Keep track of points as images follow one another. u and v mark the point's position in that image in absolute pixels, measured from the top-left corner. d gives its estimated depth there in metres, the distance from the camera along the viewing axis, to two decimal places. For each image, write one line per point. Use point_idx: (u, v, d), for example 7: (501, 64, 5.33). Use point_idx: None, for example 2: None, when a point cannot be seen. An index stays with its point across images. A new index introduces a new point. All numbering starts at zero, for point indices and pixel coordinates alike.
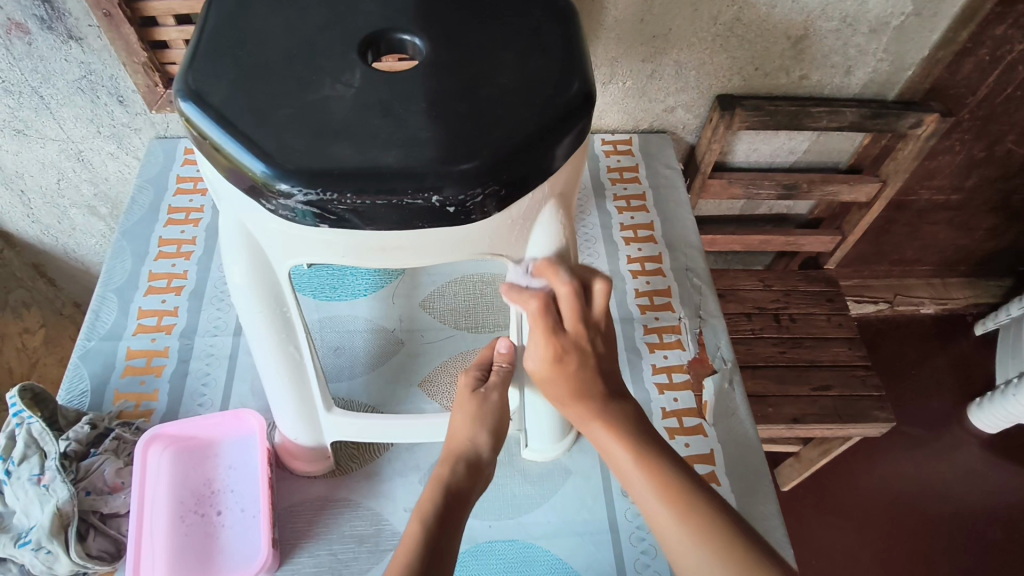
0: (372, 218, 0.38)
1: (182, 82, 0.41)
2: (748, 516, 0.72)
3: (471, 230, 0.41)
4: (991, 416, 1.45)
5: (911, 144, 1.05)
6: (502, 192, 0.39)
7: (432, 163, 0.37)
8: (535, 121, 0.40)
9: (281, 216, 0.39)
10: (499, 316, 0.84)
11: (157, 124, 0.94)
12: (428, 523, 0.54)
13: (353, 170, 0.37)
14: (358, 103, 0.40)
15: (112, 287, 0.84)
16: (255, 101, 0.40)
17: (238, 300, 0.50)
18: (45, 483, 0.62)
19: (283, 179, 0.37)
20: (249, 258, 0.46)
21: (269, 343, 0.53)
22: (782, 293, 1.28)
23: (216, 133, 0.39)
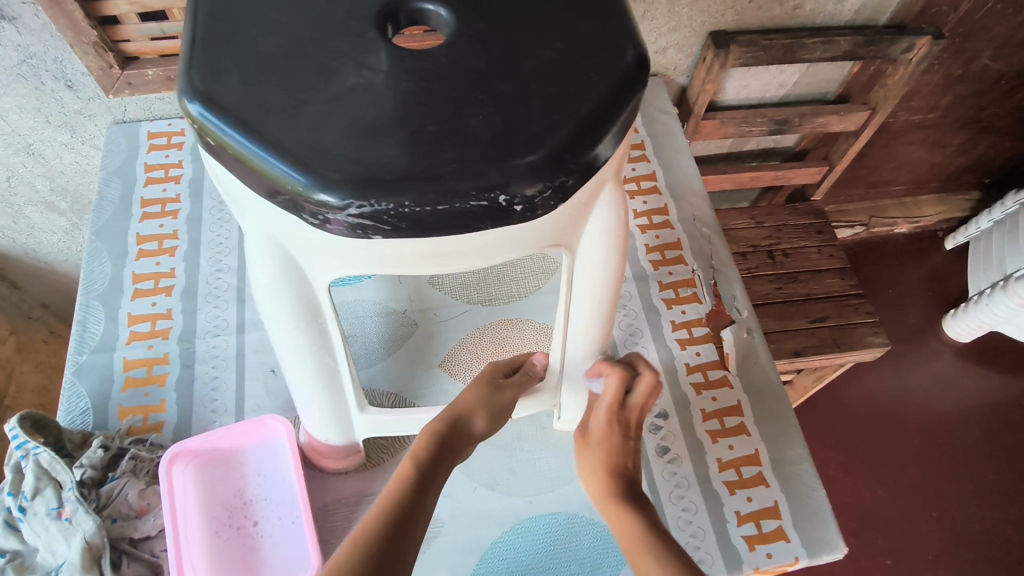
0: (429, 224, 0.35)
1: (186, 83, 0.36)
2: (780, 462, 0.73)
3: (533, 226, 0.38)
4: (966, 325, 1.45)
5: (902, 69, 1.02)
6: (569, 183, 0.35)
7: (494, 157, 0.34)
8: (593, 96, 0.36)
9: (322, 228, 0.35)
10: (511, 287, 0.82)
11: (114, 108, 0.86)
12: (402, 482, 0.53)
13: (408, 174, 0.33)
14: (395, 90, 0.35)
15: (95, 294, 0.78)
16: (276, 100, 0.35)
17: (265, 307, 0.46)
18: (67, 517, 0.59)
19: (329, 190, 0.33)
20: (279, 265, 0.42)
21: (303, 353, 0.50)
22: (774, 229, 1.29)
23: (238, 142, 0.34)
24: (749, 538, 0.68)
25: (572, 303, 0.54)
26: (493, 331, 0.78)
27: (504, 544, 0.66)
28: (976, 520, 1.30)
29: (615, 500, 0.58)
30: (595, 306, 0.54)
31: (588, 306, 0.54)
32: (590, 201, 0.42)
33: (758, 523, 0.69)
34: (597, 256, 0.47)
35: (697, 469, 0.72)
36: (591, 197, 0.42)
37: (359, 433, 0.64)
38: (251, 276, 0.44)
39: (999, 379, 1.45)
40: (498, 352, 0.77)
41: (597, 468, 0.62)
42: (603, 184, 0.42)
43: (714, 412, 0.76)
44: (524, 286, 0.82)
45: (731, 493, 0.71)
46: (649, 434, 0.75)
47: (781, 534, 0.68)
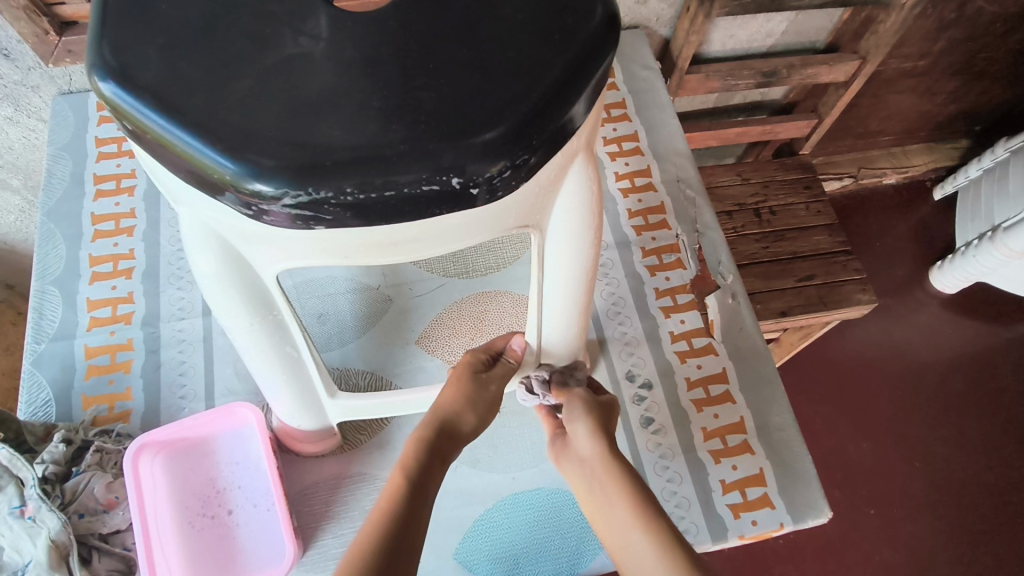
0: (379, 213, 0.31)
1: (96, 57, 0.32)
2: (765, 429, 0.72)
3: (494, 207, 0.35)
4: (953, 276, 1.44)
5: (894, 16, 0.98)
6: (532, 161, 0.32)
7: (446, 134, 0.30)
8: (559, 62, 0.32)
9: (260, 218, 0.32)
10: (490, 258, 0.78)
11: (58, 78, 0.81)
12: (392, 496, 0.52)
13: (350, 158, 0.30)
14: (336, 61, 0.31)
15: (50, 279, 0.74)
16: (200, 75, 0.31)
17: (212, 299, 0.42)
18: (31, 515, 0.56)
19: (262, 179, 0.29)
20: (221, 255, 0.38)
21: (261, 346, 0.47)
22: (760, 186, 1.26)
23: (158, 125, 0.30)
24: (734, 506, 0.68)
25: (546, 277, 0.50)
26: (471, 305, 0.76)
27: (484, 521, 0.65)
28: (957, 468, 1.32)
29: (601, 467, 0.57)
30: (574, 285, 0.51)
31: (563, 286, 0.51)
32: (559, 176, 0.39)
33: (744, 491, 0.68)
34: (570, 233, 0.44)
35: (682, 439, 0.71)
36: (559, 173, 0.38)
37: (334, 416, 0.61)
38: (193, 265, 0.40)
39: (983, 329, 1.45)
40: (478, 326, 0.75)
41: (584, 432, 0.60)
42: (572, 157, 0.38)
43: (698, 381, 0.74)
44: (502, 256, 0.79)
45: (717, 461, 0.70)
46: (632, 405, 0.73)
47: (766, 502, 0.68)
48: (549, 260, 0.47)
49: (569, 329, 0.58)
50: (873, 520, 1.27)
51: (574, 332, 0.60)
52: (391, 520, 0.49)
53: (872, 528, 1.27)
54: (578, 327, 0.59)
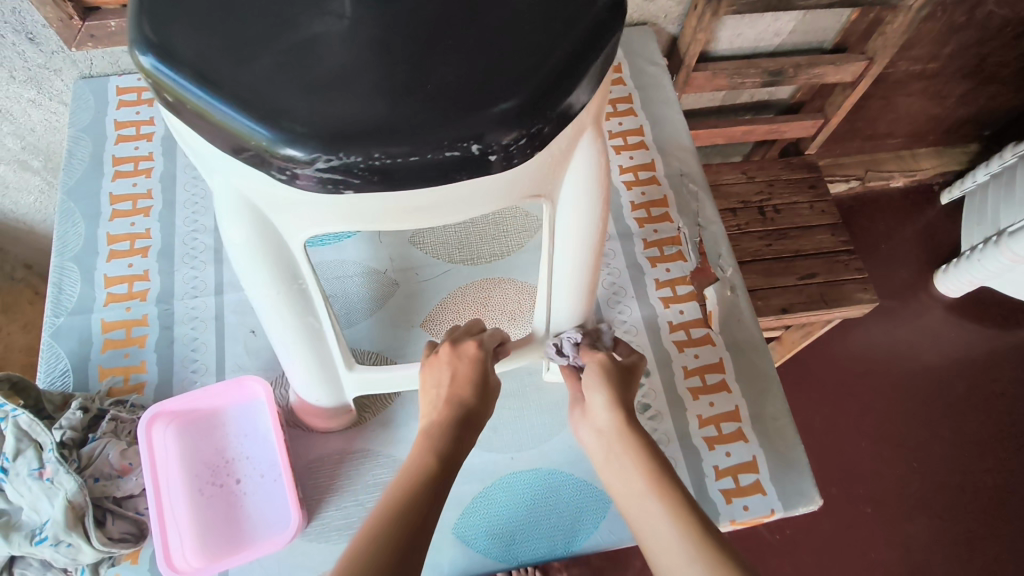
0: (403, 178, 0.33)
1: (139, 35, 0.34)
2: (759, 418, 0.73)
3: (507, 177, 0.37)
4: (958, 280, 1.44)
5: (901, 17, 0.99)
6: (546, 130, 0.34)
7: (466, 105, 0.32)
8: (568, 43, 0.35)
9: (292, 183, 0.34)
10: (495, 246, 0.81)
11: (80, 61, 0.84)
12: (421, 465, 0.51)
13: (378, 126, 0.32)
14: (360, 38, 0.33)
15: (69, 255, 0.77)
16: (236, 51, 0.33)
17: (241, 267, 0.44)
18: (48, 477, 0.59)
19: (296, 144, 0.31)
20: (251, 223, 0.40)
21: (286, 316, 0.49)
22: (766, 184, 1.27)
23: (199, 96, 0.32)
24: (727, 492, 0.69)
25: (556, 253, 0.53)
26: (475, 291, 0.78)
27: (482, 500, 0.67)
28: (955, 470, 1.32)
29: (628, 447, 0.55)
30: (578, 261, 0.53)
31: (573, 261, 0.53)
32: (570, 150, 0.41)
33: (737, 477, 0.70)
34: (579, 210, 0.47)
35: (678, 425, 0.73)
36: (570, 147, 0.41)
37: (348, 390, 0.64)
38: (225, 235, 0.42)
39: (985, 333, 1.46)
40: (480, 311, 0.77)
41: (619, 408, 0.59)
42: (581, 132, 0.41)
43: (694, 370, 0.76)
44: (507, 244, 0.81)
45: (711, 448, 0.72)
46: None
47: (758, 488, 0.70)
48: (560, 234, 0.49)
49: (574, 303, 0.61)
50: (869, 518, 1.29)
51: (581, 307, 0.62)
52: (417, 496, 0.48)
53: (867, 526, 1.28)
54: (584, 302, 0.62)
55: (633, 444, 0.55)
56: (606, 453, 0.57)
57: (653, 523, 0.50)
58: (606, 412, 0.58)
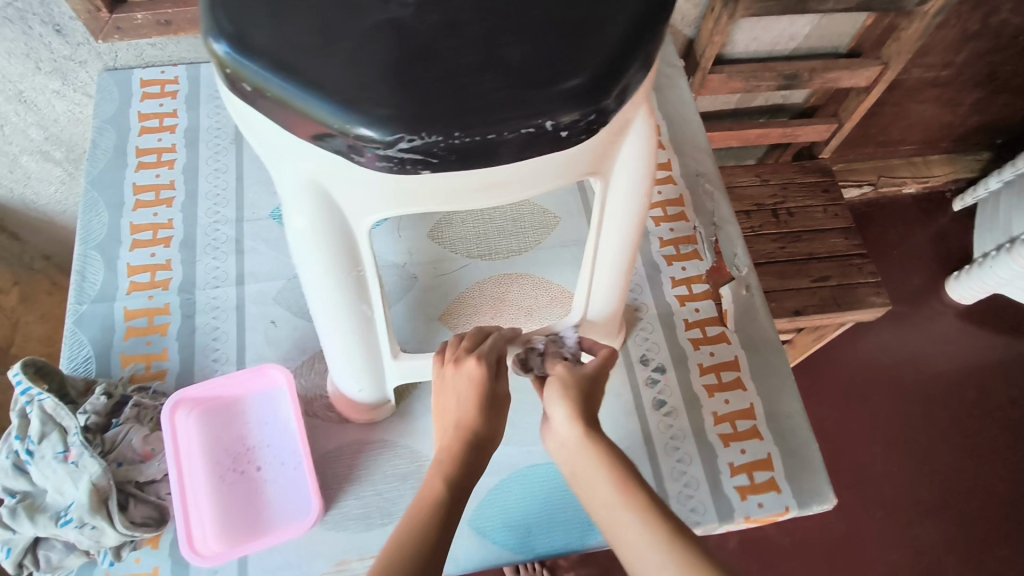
0: (481, 156, 0.33)
1: (207, 22, 0.34)
2: (774, 417, 0.74)
3: (569, 153, 0.37)
4: (969, 287, 1.44)
5: (917, 23, 1.00)
6: (612, 106, 0.34)
7: (538, 82, 0.32)
8: (629, 20, 0.35)
9: (370, 166, 0.33)
10: (513, 242, 0.81)
11: (105, 54, 0.85)
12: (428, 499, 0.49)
13: (456, 105, 0.32)
14: (426, 23, 0.34)
15: (93, 244, 0.78)
16: (305, 35, 0.33)
17: (298, 254, 0.43)
18: (73, 460, 0.60)
19: (377, 125, 0.31)
20: (318, 210, 0.39)
21: (341, 305, 0.48)
22: (779, 187, 1.27)
23: (278, 84, 0.32)
24: (741, 489, 0.70)
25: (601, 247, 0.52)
26: (493, 286, 0.78)
27: (498, 492, 0.68)
28: (964, 477, 1.32)
29: (595, 455, 0.51)
30: (619, 251, 0.52)
31: (617, 254, 0.53)
32: (623, 140, 0.40)
33: (751, 474, 0.71)
34: (628, 202, 0.46)
35: (693, 422, 0.73)
36: (624, 137, 0.40)
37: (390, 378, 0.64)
38: (287, 221, 0.41)
39: (997, 340, 1.46)
40: (497, 306, 0.77)
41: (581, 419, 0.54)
42: (633, 123, 0.40)
43: (710, 368, 0.76)
44: (524, 241, 0.81)
45: (725, 446, 0.72)
46: (646, 387, 0.75)
47: (772, 485, 0.70)
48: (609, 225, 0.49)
49: (612, 292, 0.60)
50: (878, 523, 1.28)
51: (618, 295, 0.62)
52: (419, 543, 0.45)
53: (876, 531, 1.28)
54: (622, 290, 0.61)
55: (601, 454, 0.51)
56: (573, 468, 0.53)
57: (631, 535, 0.46)
58: (566, 425, 0.54)
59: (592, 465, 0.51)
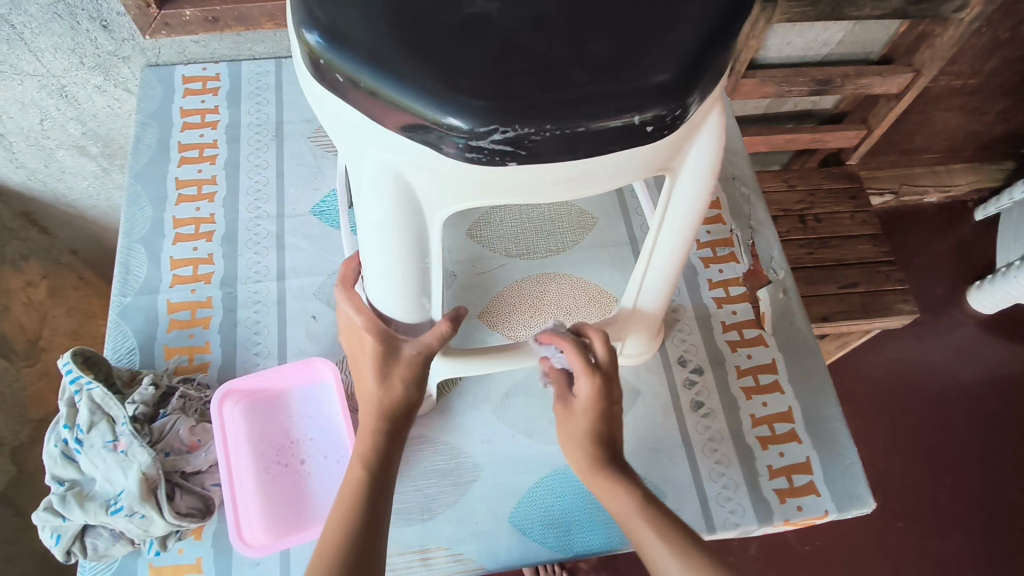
0: (568, 148, 0.34)
1: (302, 14, 0.35)
2: (813, 420, 0.73)
3: (650, 149, 0.37)
4: (992, 297, 1.43)
5: (951, 30, 1.00)
6: (695, 101, 0.35)
7: (626, 76, 0.33)
8: (710, 15, 0.35)
9: (461, 158, 0.35)
10: (551, 242, 0.82)
11: (148, 49, 0.86)
12: (355, 493, 0.53)
13: (547, 99, 0.32)
14: (512, 19, 0.35)
15: (137, 237, 0.79)
16: (397, 28, 0.34)
17: (368, 245, 0.44)
18: (122, 449, 0.61)
19: (472, 117, 0.32)
20: (396, 201, 0.39)
21: (403, 296, 0.48)
22: (806, 193, 1.27)
23: (373, 77, 0.33)
24: (780, 492, 0.70)
25: (658, 245, 0.52)
26: (532, 285, 0.79)
27: (538, 490, 0.68)
28: (987, 488, 1.31)
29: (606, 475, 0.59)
30: (675, 249, 0.52)
31: (668, 254, 0.53)
32: (694, 137, 0.41)
33: (790, 477, 0.70)
34: (690, 203, 0.46)
35: (731, 424, 0.73)
36: (695, 135, 0.41)
37: (436, 370, 0.66)
38: (361, 215, 0.42)
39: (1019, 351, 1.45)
40: (536, 305, 0.77)
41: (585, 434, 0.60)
42: (705, 118, 0.40)
43: (748, 370, 0.76)
44: (562, 240, 0.82)
45: (764, 448, 0.72)
46: (684, 388, 0.75)
47: (812, 489, 0.70)
48: (668, 224, 0.49)
49: (661, 290, 0.60)
50: (898, 532, 1.27)
51: (665, 296, 0.62)
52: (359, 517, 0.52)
53: (896, 540, 1.27)
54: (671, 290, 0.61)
55: (619, 484, 0.59)
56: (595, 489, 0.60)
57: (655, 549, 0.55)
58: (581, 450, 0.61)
59: (637, 515, 0.57)
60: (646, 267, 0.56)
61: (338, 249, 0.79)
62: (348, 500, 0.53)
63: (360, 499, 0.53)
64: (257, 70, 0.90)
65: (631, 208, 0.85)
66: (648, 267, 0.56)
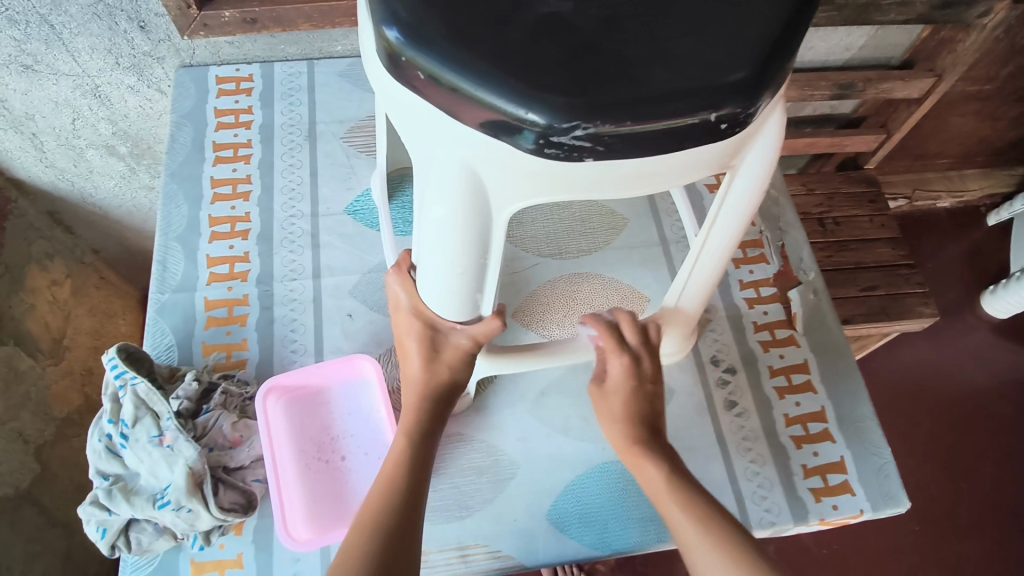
0: (644, 143, 0.35)
1: (383, 12, 0.36)
2: (846, 420, 0.74)
3: (719, 146, 0.38)
4: (1005, 302, 1.42)
5: (974, 36, 1.01)
6: (766, 99, 0.36)
7: (703, 75, 0.34)
8: (777, 18, 0.36)
9: (538, 154, 0.36)
10: (582, 242, 0.82)
11: (182, 50, 0.86)
12: (399, 462, 0.56)
13: (628, 96, 0.34)
14: (587, 18, 0.35)
15: (173, 235, 0.79)
16: (477, 27, 0.35)
17: (429, 241, 0.45)
18: (168, 444, 0.61)
19: (555, 113, 0.33)
20: (465, 197, 0.40)
21: (458, 291, 0.49)
22: (825, 197, 1.28)
23: (456, 75, 0.34)
24: (815, 490, 0.70)
25: (706, 245, 0.53)
26: (564, 285, 0.79)
27: (575, 488, 0.69)
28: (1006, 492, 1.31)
29: (637, 451, 0.61)
30: (723, 249, 0.53)
31: (715, 255, 0.54)
32: (755, 137, 0.42)
33: (825, 476, 0.71)
34: (744, 203, 0.47)
35: (765, 424, 0.74)
36: (756, 135, 0.42)
37: (477, 370, 0.66)
38: (425, 212, 0.43)
39: None
40: (569, 305, 0.78)
41: (618, 413, 0.63)
42: (766, 119, 0.41)
43: (780, 369, 0.77)
44: (594, 241, 0.83)
45: (798, 447, 0.72)
46: (717, 387, 0.75)
47: (846, 488, 0.70)
48: (719, 224, 0.50)
49: (703, 290, 0.61)
50: (918, 536, 1.26)
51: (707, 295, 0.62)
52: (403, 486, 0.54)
53: (916, 544, 1.25)
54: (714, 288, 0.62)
55: (658, 460, 0.60)
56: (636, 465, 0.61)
57: (680, 522, 0.56)
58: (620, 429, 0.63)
59: (669, 491, 0.58)
60: (692, 267, 0.57)
61: (373, 249, 0.80)
62: (393, 467, 0.56)
63: (404, 466, 0.56)
64: (289, 71, 0.91)
65: (661, 209, 0.86)
66: (694, 268, 0.57)
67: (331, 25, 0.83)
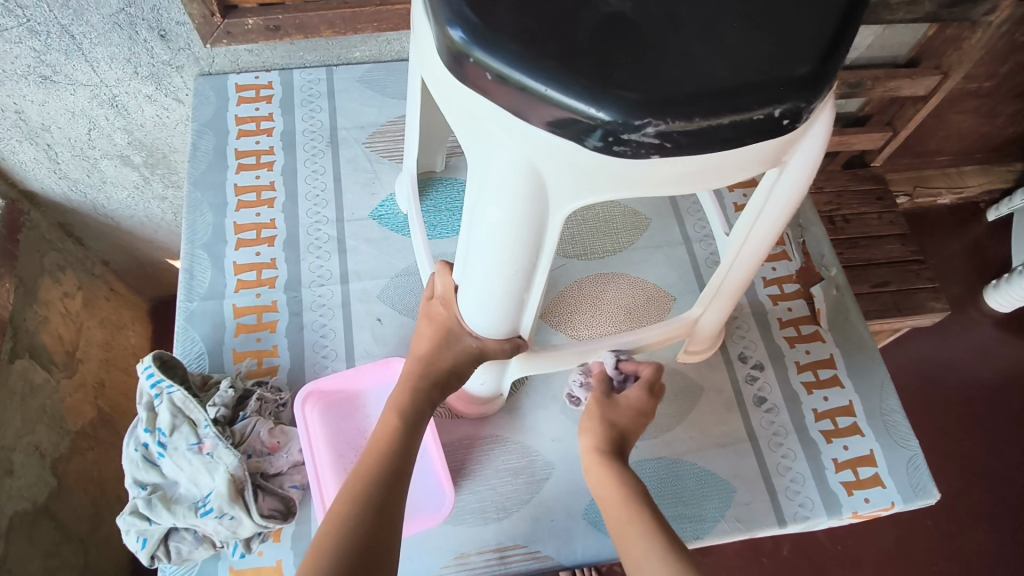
0: (711, 139, 0.36)
1: (449, 14, 0.36)
2: (873, 413, 0.75)
3: (777, 140, 0.39)
4: (1008, 296, 1.44)
5: (980, 33, 1.03)
6: (824, 94, 0.37)
7: (768, 72, 0.35)
8: (832, 16, 0.38)
9: (606, 151, 0.36)
10: (606, 242, 0.83)
11: (202, 59, 0.86)
12: (390, 438, 0.56)
13: (697, 93, 0.34)
14: (649, 17, 0.36)
15: (199, 243, 0.79)
16: (544, 27, 0.35)
17: (480, 242, 0.45)
18: (208, 451, 0.61)
19: (626, 110, 0.34)
20: (526, 197, 0.40)
21: (506, 290, 0.50)
22: (834, 195, 1.29)
23: (526, 75, 0.35)
24: (847, 484, 0.71)
25: (743, 245, 0.54)
26: (590, 285, 0.80)
27: None
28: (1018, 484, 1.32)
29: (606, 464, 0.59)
30: (760, 247, 0.54)
31: (750, 253, 0.55)
32: (799, 141, 0.43)
33: (856, 470, 0.71)
34: (784, 204, 0.48)
35: (795, 419, 0.74)
36: (802, 138, 0.43)
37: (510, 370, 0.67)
38: (478, 213, 0.43)
39: None
40: (596, 304, 0.78)
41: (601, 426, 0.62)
42: (813, 123, 0.42)
43: (807, 365, 0.78)
44: (617, 241, 0.83)
45: (828, 441, 0.73)
46: (746, 384, 0.76)
47: (877, 481, 0.71)
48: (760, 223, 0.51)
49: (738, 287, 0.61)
50: (932, 530, 1.26)
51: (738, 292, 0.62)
52: (388, 460, 0.54)
53: (932, 538, 1.26)
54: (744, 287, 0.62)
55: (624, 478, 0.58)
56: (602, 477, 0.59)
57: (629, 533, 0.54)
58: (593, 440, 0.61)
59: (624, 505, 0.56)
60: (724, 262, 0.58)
61: (397, 253, 0.80)
62: (381, 443, 0.56)
63: (395, 442, 0.55)
64: (308, 78, 0.91)
65: (683, 209, 0.86)
66: (727, 266, 0.58)
67: (352, 32, 0.84)
